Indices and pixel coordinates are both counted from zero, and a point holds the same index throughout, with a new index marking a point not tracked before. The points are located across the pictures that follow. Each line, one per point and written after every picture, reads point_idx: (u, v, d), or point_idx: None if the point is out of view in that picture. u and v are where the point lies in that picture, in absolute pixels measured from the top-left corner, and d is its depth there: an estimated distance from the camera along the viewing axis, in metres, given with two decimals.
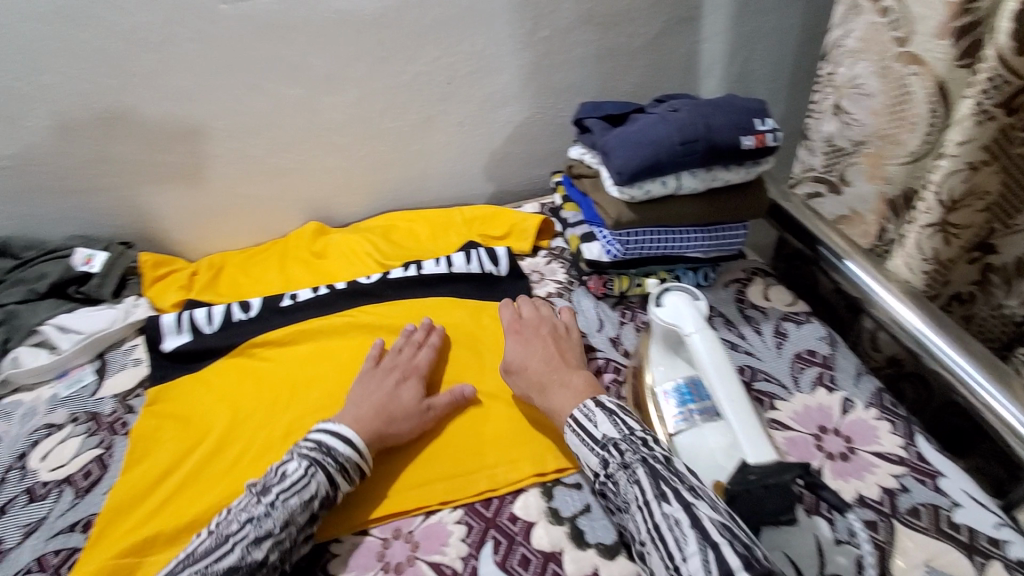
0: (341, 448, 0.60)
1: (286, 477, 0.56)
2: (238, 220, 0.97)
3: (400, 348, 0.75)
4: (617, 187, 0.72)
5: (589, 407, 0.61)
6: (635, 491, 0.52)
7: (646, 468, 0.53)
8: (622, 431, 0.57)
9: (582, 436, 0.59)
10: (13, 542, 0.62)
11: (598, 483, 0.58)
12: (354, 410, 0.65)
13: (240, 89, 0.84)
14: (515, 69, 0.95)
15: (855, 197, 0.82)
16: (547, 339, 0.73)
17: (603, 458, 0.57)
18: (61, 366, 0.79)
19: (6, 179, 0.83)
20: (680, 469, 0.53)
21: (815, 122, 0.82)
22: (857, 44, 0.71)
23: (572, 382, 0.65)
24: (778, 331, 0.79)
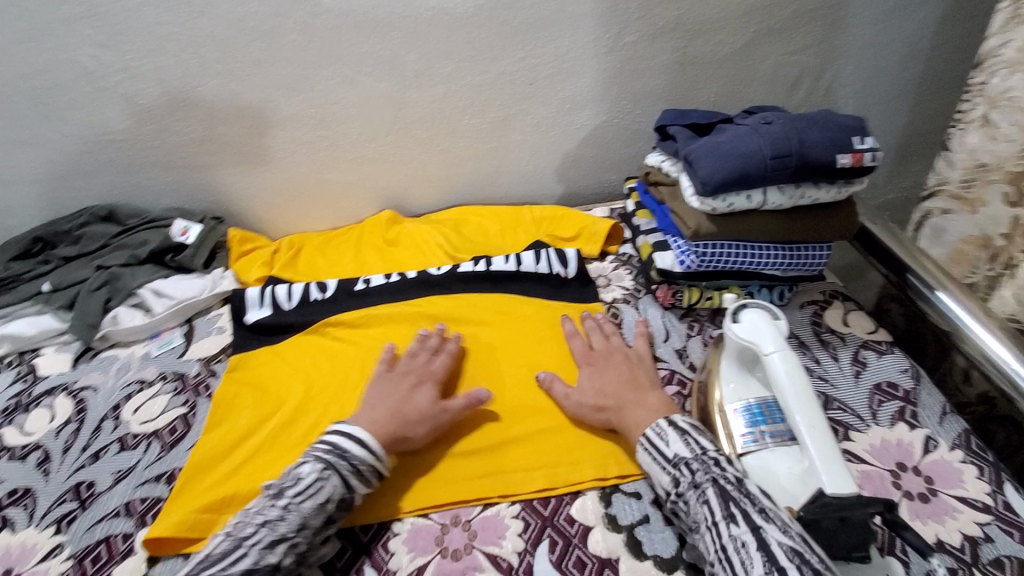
0: (355, 450, 0.59)
1: (299, 481, 0.56)
2: (318, 203, 1.01)
3: (415, 353, 0.74)
4: (699, 197, 0.71)
5: (661, 427, 0.61)
6: (704, 513, 0.53)
7: (715, 488, 0.53)
8: (694, 450, 0.58)
9: (653, 455, 0.60)
10: (106, 486, 0.67)
11: (668, 501, 0.58)
12: (368, 413, 0.64)
13: (334, 80, 0.88)
14: (598, 72, 0.95)
15: (989, 219, 0.79)
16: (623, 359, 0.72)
17: (673, 477, 0.57)
18: (154, 327, 0.85)
19: (120, 152, 0.90)
20: (752, 491, 0.53)
21: (959, 133, 0.79)
22: (1017, 55, 0.70)
23: (651, 404, 0.65)
24: (856, 359, 0.76)
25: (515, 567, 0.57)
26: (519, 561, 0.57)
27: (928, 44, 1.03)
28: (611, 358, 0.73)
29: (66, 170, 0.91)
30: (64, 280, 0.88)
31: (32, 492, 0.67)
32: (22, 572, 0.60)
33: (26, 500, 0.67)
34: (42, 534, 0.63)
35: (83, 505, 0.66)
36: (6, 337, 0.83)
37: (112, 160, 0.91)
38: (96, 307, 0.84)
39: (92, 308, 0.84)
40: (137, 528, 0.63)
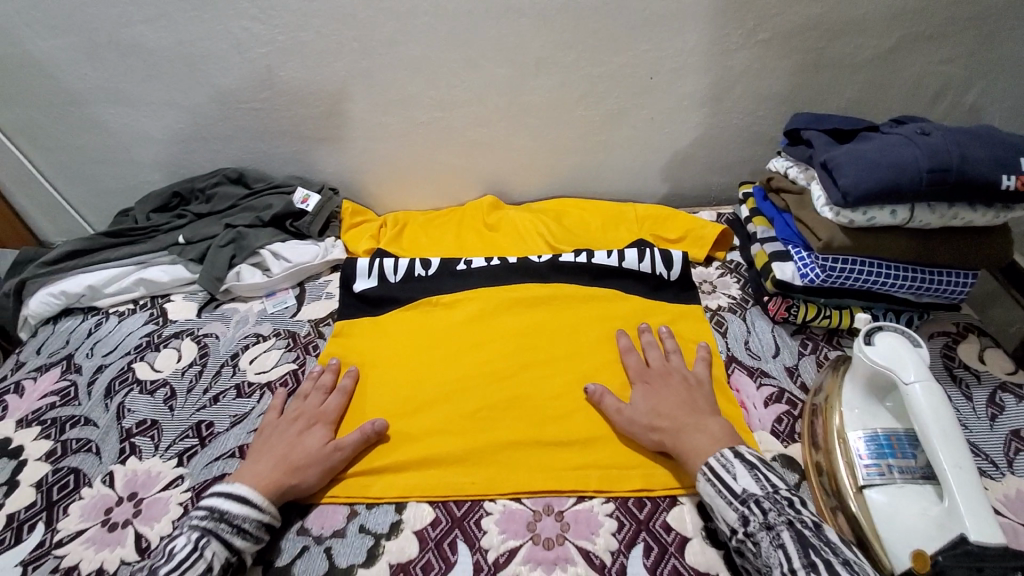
0: (236, 510, 0.56)
1: (172, 555, 0.53)
2: (425, 183, 1.04)
3: (307, 395, 0.72)
4: (836, 208, 0.66)
5: (726, 458, 0.57)
6: (781, 559, 0.49)
7: (793, 532, 0.49)
8: (765, 488, 0.53)
9: (717, 486, 0.55)
10: (223, 427, 0.72)
11: (733, 539, 0.53)
12: (255, 463, 0.62)
13: (458, 63, 0.90)
14: (723, 70, 0.91)
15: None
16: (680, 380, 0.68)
17: (742, 514, 0.53)
18: (270, 286, 0.91)
19: (254, 120, 0.97)
20: (832, 539, 0.50)
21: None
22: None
23: (711, 430, 0.61)
24: (994, 401, 0.69)
25: (608, 567, 0.56)
26: (612, 561, 0.56)
27: None
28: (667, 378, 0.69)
29: (207, 132, 0.99)
30: (197, 234, 0.94)
31: (158, 424, 0.73)
32: (146, 497, 0.66)
33: (152, 431, 0.73)
34: (166, 464, 0.69)
35: (203, 442, 0.71)
36: (143, 281, 0.91)
37: (247, 127, 0.98)
38: (222, 262, 0.90)
39: (219, 261, 0.90)
40: None
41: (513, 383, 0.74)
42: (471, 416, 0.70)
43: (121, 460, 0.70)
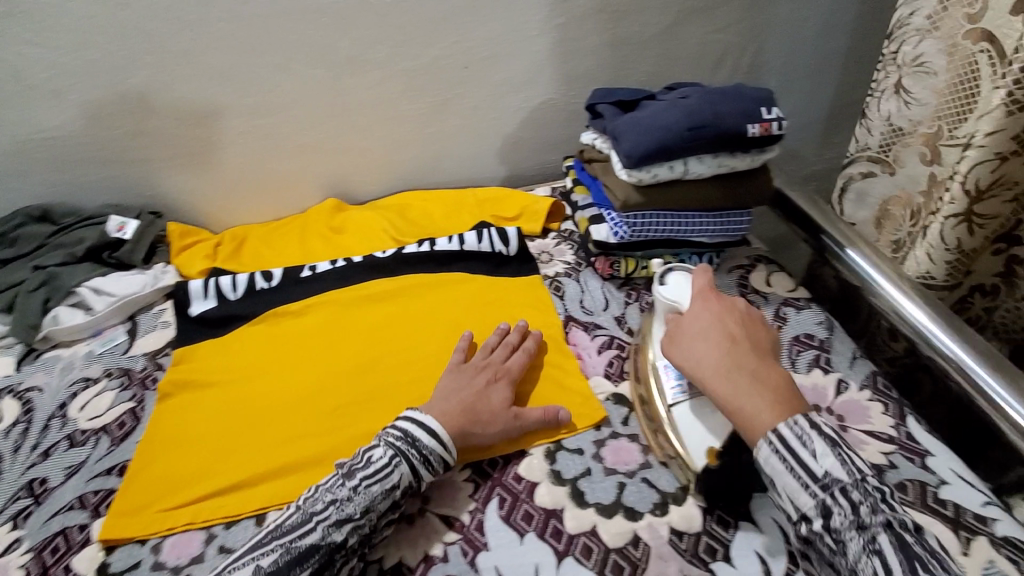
0: (425, 440, 0.60)
1: (371, 463, 0.58)
2: (262, 195, 1.01)
3: (493, 348, 0.73)
4: (627, 169, 0.75)
5: (802, 429, 0.51)
6: (873, 566, 0.46)
7: (892, 536, 0.46)
8: (853, 474, 0.49)
9: (790, 463, 0.50)
10: (58, 481, 0.67)
11: (805, 528, 0.50)
12: (441, 403, 0.65)
13: (269, 68, 0.88)
14: (532, 55, 0.98)
15: (908, 178, 0.84)
16: (744, 316, 0.62)
17: (820, 503, 0.49)
18: (95, 326, 0.84)
19: (46, 149, 0.88)
20: (927, 544, 0.47)
21: (875, 102, 0.85)
22: (926, 22, 0.76)
23: (774, 386, 0.55)
24: (778, 314, 0.82)
25: (468, 525, 0.61)
26: (470, 519, 0.61)
27: (836, 23, 1.10)
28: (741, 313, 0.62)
29: None
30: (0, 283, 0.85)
31: None
32: None
33: None
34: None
35: (39, 500, 0.65)
36: None
37: (39, 157, 0.89)
38: (34, 308, 0.82)
39: (30, 308, 0.82)
40: (92, 519, 0.63)
41: (369, 377, 0.75)
42: (324, 417, 0.71)
43: None
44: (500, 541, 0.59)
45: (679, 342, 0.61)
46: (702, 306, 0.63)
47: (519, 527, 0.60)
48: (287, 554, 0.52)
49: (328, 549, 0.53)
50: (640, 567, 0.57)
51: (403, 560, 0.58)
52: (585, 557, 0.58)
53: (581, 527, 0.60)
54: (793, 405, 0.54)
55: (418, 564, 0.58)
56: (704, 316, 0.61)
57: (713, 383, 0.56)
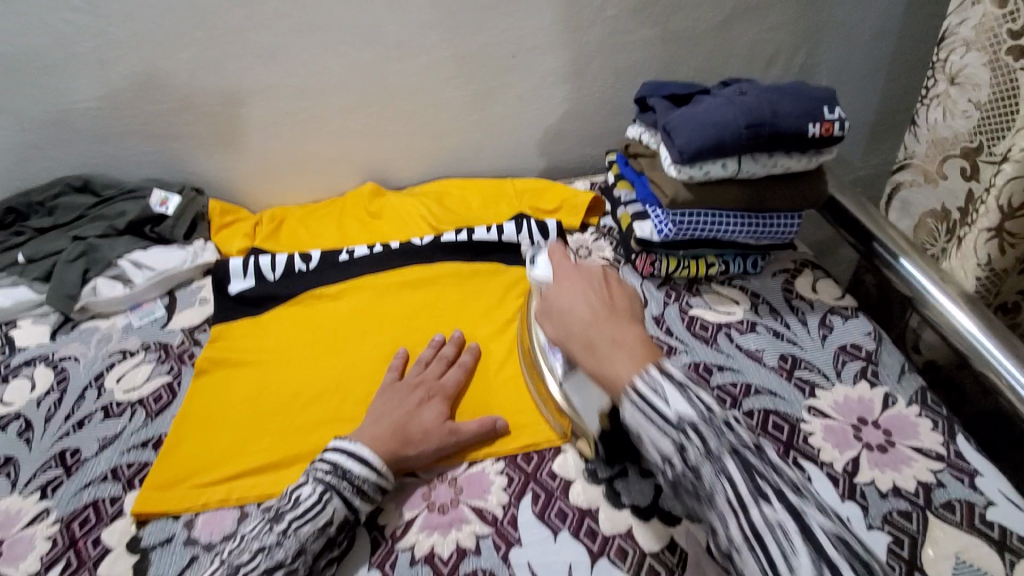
0: (357, 470, 0.57)
1: (299, 504, 0.55)
2: (301, 176, 1.01)
3: (428, 364, 0.72)
4: (677, 165, 0.73)
5: (655, 379, 0.48)
6: (725, 489, 0.43)
7: (737, 459, 0.43)
8: (699, 409, 0.46)
9: (648, 414, 0.46)
10: (91, 452, 0.67)
11: (667, 471, 0.46)
12: (372, 426, 0.62)
13: (315, 48, 0.87)
14: (580, 45, 0.96)
15: (948, 191, 0.82)
16: (604, 286, 0.60)
17: (677, 442, 0.45)
18: (134, 299, 0.85)
19: (94, 120, 0.89)
20: (771, 458, 0.45)
21: (923, 109, 0.82)
22: (973, 32, 0.73)
23: (632, 344, 0.52)
24: (824, 323, 0.79)
25: (500, 519, 0.60)
26: (503, 513, 0.60)
27: (899, 22, 1.06)
28: (603, 284, 0.60)
29: (37, 139, 0.89)
30: (39, 252, 0.86)
31: (14, 460, 0.67)
32: (7, 537, 0.60)
33: (7, 468, 0.66)
34: (28, 499, 0.63)
35: (69, 471, 0.66)
36: None
37: (87, 129, 0.90)
38: (74, 278, 0.83)
39: (70, 278, 0.83)
40: (125, 492, 0.63)
41: None
42: (359, 402, 0.70)
43: None
44: (533, 538, 0.58)
45: (549, 320, 0.60)
46: (567, 280, 0.61)
47: (552, 525, 0.59)
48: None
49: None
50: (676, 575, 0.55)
51: (433, 551, 0.57)
52: (620, 559, 0.56)
53: (615, 529, 0.59)
54: (647, 358, 0.50)
55: (449, 556, 0.57)
56: (565, 290, 0.60)
57: (581, 355, 0.55)
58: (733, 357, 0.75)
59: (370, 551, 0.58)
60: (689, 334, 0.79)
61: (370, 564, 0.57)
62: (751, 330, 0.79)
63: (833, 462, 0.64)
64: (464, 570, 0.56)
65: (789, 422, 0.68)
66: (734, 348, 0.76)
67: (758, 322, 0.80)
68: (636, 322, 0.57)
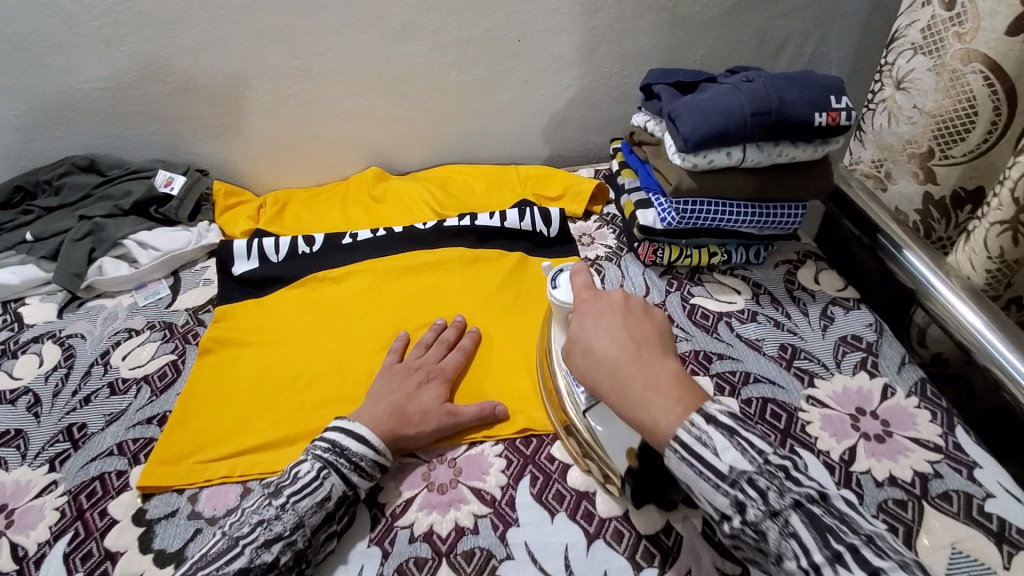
0: (354, 447, 0.58)
1: (298, 479, 0.56)
2: (305, 160, 1.01)
3: (428, 347, 0.72)
4: (681, 153, 0.73)
5: (700, 430, 0.46)
6: (794, 550, 0.42)
7: (801, 514, 0.43)
8: (754, 461, 0.45)
9: (699, 470, 0.46)
10: (98, 427, 0.68)
11: (727, 527, 0.46)
12: (372, 406, 0.63)
13: (320, 30, 0.87)
14: (586, 30, 0.95)
15: (901, 195, 0.85)
16: (630, 312, 0.57)
17: (735, 499, 0.45)
18: (139, 279, 0.86)
19: (100, 99, 0.89)
20: (839, 508, 0.44)
21: (870, 114, 0.86)
22: (919, 37, 0.76)
23: (667, 387, 0.50)
24: (825, 314, 0.80)
25: (498, 499, 0.61)
26: (501, 494, 0.61)
27: None
28: (629, 310, 0.57)
29: (44, 117, 0.90)
30: (46, 230, 0.87)
31: (23, 433, 0.68)
32: (17, 507, 0.61)
33: (16, 441, 0.68)
34: (36, 471, 0.64)
35: (76, 445, 0.67)
36: None
37: (93, 109, 0.90)
38: (80, 256, 0.84)
39: (76, 257, 0.84)
40: (131, 466, 0.65)
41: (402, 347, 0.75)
42: (362, 383, 0.71)
43: None
44: (531, 518, 0.59)
45: (572, 353, 0.57)
46: (589, 308, 0.58)
47: (550, 507, 0.60)
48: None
49: (259, 570, 0.50)
50: (671, 556, 0.56)
51: (433, 529, 0.58)
52: (616, 541, 0.57)
53: (613, 511, 0.59)
54: (687, 402, 0.49)
55: (448, 535, 0.58)
56: (590, 323, 0.56)
57: (610, 396, 0.52)
58: (733, 346, 0.76)
59: (369, 527, 0.59)
60: (690, 322, 0.79)
61: (369, 539, 0.58)
62: (752, 320, 0.79)
63: (830, 451, 0.65)
64: (462, 548, 0.57)
65: (787, 410, 0.68)
66: (734, 337, 0.77)
67: (759, 312, 0.80)
68: (668, 354, 0.54)
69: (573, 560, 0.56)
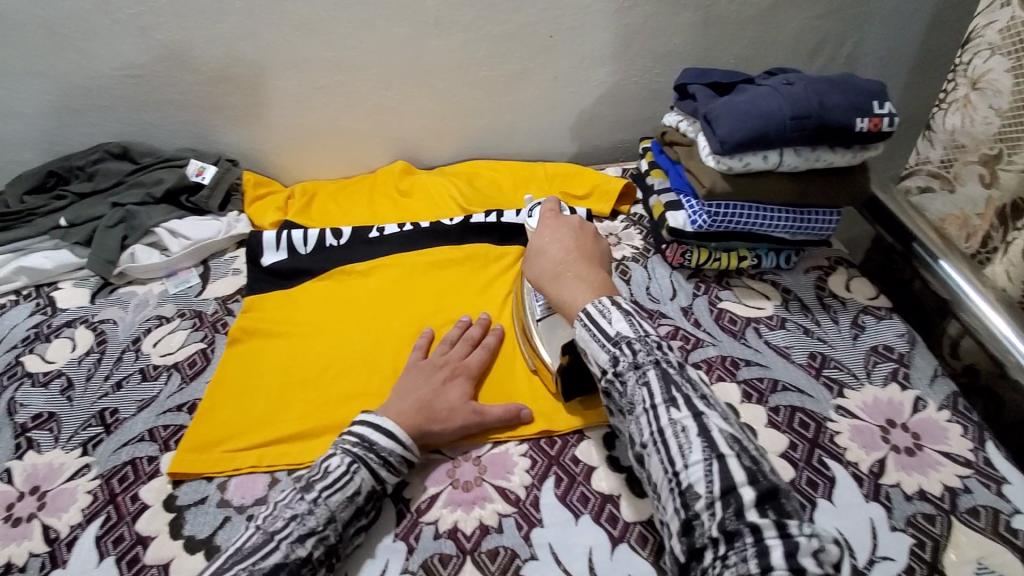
0: (384, 442, 0.58)
1: (329, 473, 0.55)
2: (334, 151, 1.01)
3: (454, 343, 0.72)
4: (716, 155, 0.72)
5: (604, 306, 0.57)
6: (643, 395, 0.51)
7: (658, 371, 0.51)
8: (637, 330, 0.54)
9: (592, 332, 0.56)
10: (129, 413, 0.70)
11: (603, 379, 0.55)
12: (398, 400, 0.63)
13: (353, 23, 0.87)
14: (619, 27, 0.94)
15: (967, 198, 0.82)
16: (581, 233, 0.70)
17: (613, 355, 0.54)
18: (170, 266, 0.87)
19: (133, 87, 0.90)
20: (692, 377, 0.52)
21: (940, 113, 0.83)
22: (998, 36, 0.74)
23: (591, 282, 0.62)
24: (856, 322, 0.78)
25: (523, 500, 0.61)
26: (526, 494, 0.61)
27: (955, 14, 1.01)
28: (580, 232, 0.70)
29: (80, 104, 0.91)
30: (80, 216, 0.88)
31: (56, 416, 0.70)
32: (50, 489, 0.63)
33: (51, 424, 0.69)
34: (70, 454, 0.66)
35: (108, 430, 0.68)
36: (24, 269, 0.85)
37: (126, 97, 0.91)
38: (113, 243, 0.85)
39: (109, 243, 0.85)
40: (161, 452, 0.66)
41: None
42: (388, 378, 0.72)
43: (19, 455, 0.66)
44: (555, 519, 0.59)
45: (528, 259, 0.69)
46: (553, 228, 0.70)
47: (574, 508, 0.60)
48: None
49: (294, 565, 0.50)
50: None
51: (457, 526, 0.59)
52: (640, 545, 0.57)
53: (636, 515, 0.59)
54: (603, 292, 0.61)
55: (472, 532, 0.58)
56: (545, 233, 0.69)
57: (547, 288, 0.64)
58: (761, 352, 0.75)
59: (395, 523, 0.59)
60: (717, 327, 0.78)
61: (395, 534, 0.58)
62: (780, 326, 0.78)
63: (859, 462, 0.64)
64: (486, 547, 0.57)
65: (815, 419, 0.67)
66: (762, 343, 0.76)
67: (788, 318, 0.79)
68: (602, 268, 0.66)
69: (596, 563, 0.56)
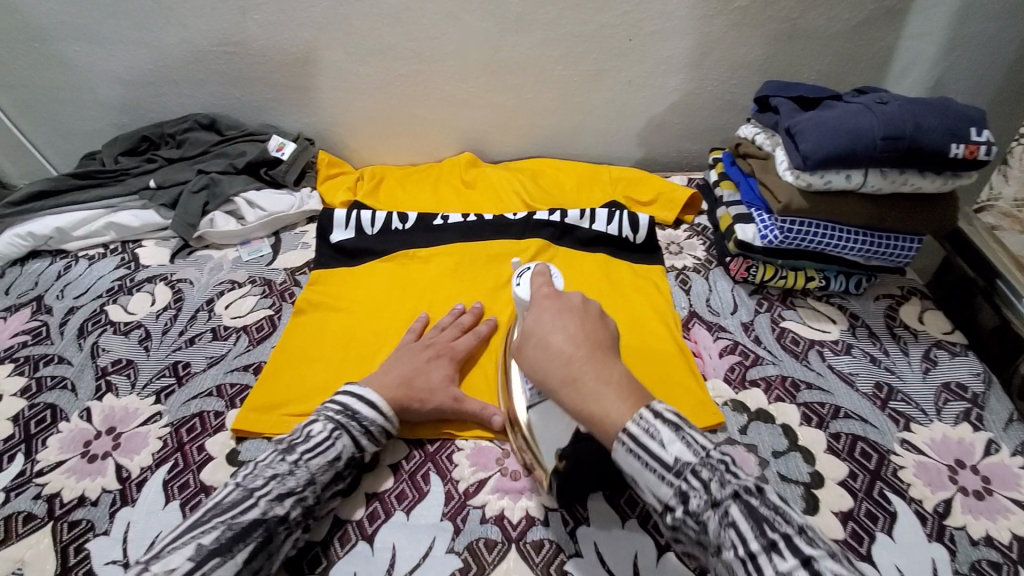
0: (366, 412, 0.60)
1: (310, 438, 0.57)
2: (403, 138, 1.04)
3: (444, 327, 0.74)
4: (796, 170, 0.71)
5: (648, 421, 0.46)
6: (732, 540, 0.41)
7: (741, 505, 0.42)
8: (698, 453, 0.44)
9: (643, 458, 0.45)
10: (200, 368, 0.74)
11: (668, 516, 0.45)
12: (381, 376, 0.65)
13: (439, 16, 0.89)
14: (700, 35, 0.93)
15: None
16: (584, 312, 0.55)
17: (678, 490, 0.44)
18: (245, 235, 0.92)
19: (227, 62, 0.95)
20: (778, 503, 0.43)
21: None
22: None
23: (619, 382, 0.49)
24: (927, 356, 0.75)
25: None
26: None
27: None
28: (583, 311, 0.55)
29: (176, 74, 0.96)
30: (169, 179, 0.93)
31: (133, 364, 0.74)
32: (125, 431, 0.67)
33: (128, 370, 0.74)
34: (143, 401, 0.70)
35: (180, 381, 0.72)
36: (113, 225, 0.91)
37: (218, 70, 0.96)
38: (196, 208, 0.90)
39: (192, 207, 0.89)
40: (227, 408, 0.69)
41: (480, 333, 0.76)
42: None
43: (98, 397, 0.71)
44: (601, 519, 0.59)
45: (527, 351, 0.54)
46: (555, 312, 0.54)
47: (621, 511, 0.60)
48: (227, 529, 0.50)
49: (271, 522, 0.52)
50: None
51: (503, 513, 0.59)
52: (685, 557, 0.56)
53: None
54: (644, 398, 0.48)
55: (518, 522, 0.59)
56: (544, 317, 0.54)
57: (559, 393, 0.50)
58: (824, 376, 0.72)
59: (442, 503, 0.60)
60: (779, 347, 0.76)
61: (442, 513, 0.59)
62: (846, 352, 0.75)
63: (923, 500, 0.61)
64: (531, 537, 0.58)
65: (878, 451, 0.65)
66: (825, 367, 0.74)
67: (854, 344, 0.76)
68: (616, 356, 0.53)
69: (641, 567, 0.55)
